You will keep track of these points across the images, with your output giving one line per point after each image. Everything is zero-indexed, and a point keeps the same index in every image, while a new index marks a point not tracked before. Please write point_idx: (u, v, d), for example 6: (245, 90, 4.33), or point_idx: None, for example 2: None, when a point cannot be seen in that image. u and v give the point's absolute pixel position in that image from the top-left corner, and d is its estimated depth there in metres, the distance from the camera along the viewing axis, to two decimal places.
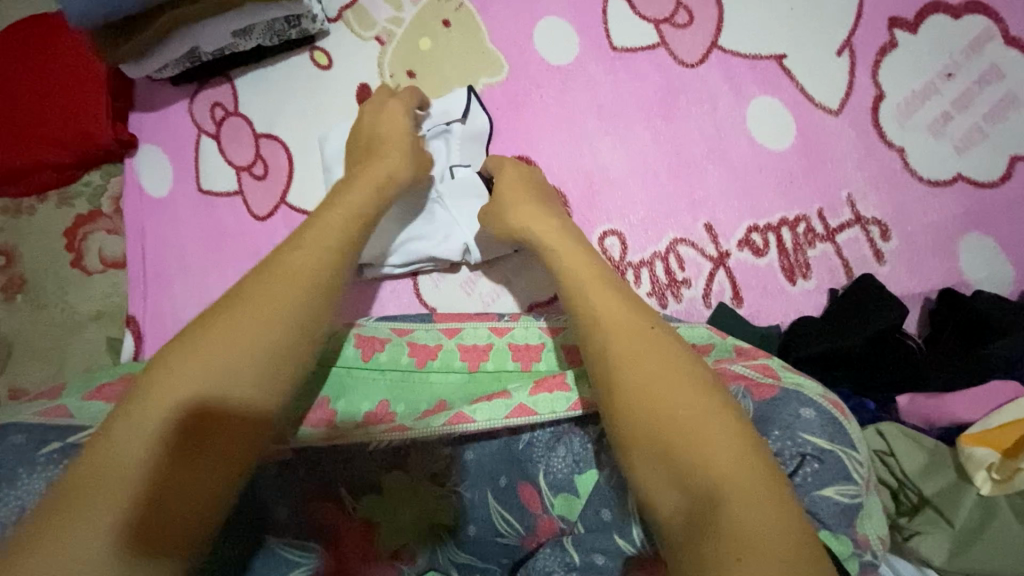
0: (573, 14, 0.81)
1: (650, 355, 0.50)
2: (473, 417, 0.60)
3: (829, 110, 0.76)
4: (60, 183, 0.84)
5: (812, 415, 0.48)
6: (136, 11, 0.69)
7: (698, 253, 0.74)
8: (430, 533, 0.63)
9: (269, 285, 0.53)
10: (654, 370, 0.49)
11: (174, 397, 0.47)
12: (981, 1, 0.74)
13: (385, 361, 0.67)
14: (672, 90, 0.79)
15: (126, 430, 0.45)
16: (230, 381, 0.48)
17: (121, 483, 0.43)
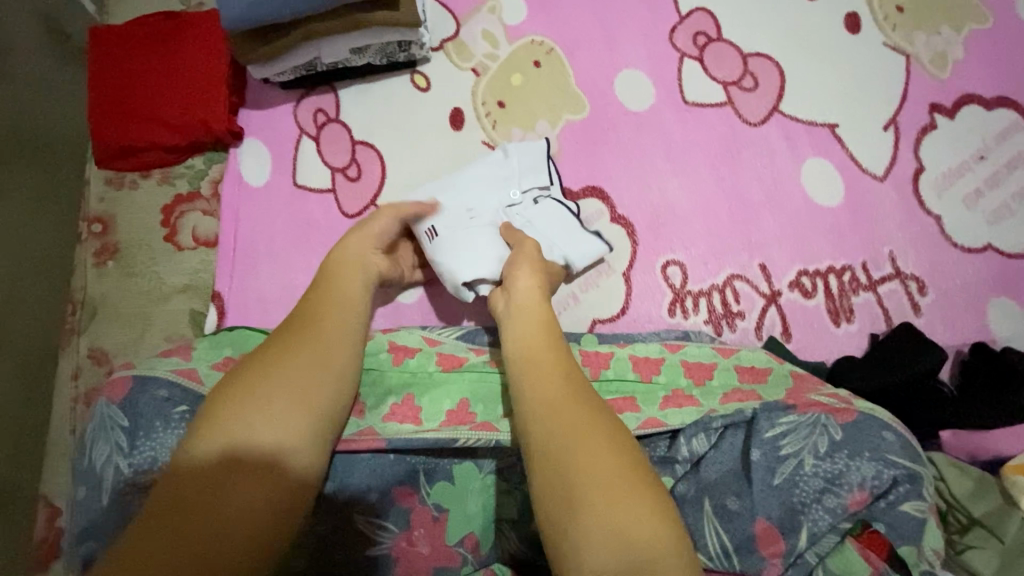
0: (650, 69, 0.92)
1: (564, 394, 0.54)
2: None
3: (876, 176, 0.85)
4: (166, 163, 0.91)
5: (893, 437, 0.53)
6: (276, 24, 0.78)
7: (752, 289, 0.81)
8: (491, 529, 0.66)
9: (298, 331, 0.62)
10: (568, 406, 0.52)
11: (221, 429, 0.54)
12: (1009, 98, 0.86)
13: (464, 368, 0.72)
14: (736, 142, 0.88)
15: (186, 460, 0.52)
16: (261, 410, 0.55)
17: (176, 510, 0.49)
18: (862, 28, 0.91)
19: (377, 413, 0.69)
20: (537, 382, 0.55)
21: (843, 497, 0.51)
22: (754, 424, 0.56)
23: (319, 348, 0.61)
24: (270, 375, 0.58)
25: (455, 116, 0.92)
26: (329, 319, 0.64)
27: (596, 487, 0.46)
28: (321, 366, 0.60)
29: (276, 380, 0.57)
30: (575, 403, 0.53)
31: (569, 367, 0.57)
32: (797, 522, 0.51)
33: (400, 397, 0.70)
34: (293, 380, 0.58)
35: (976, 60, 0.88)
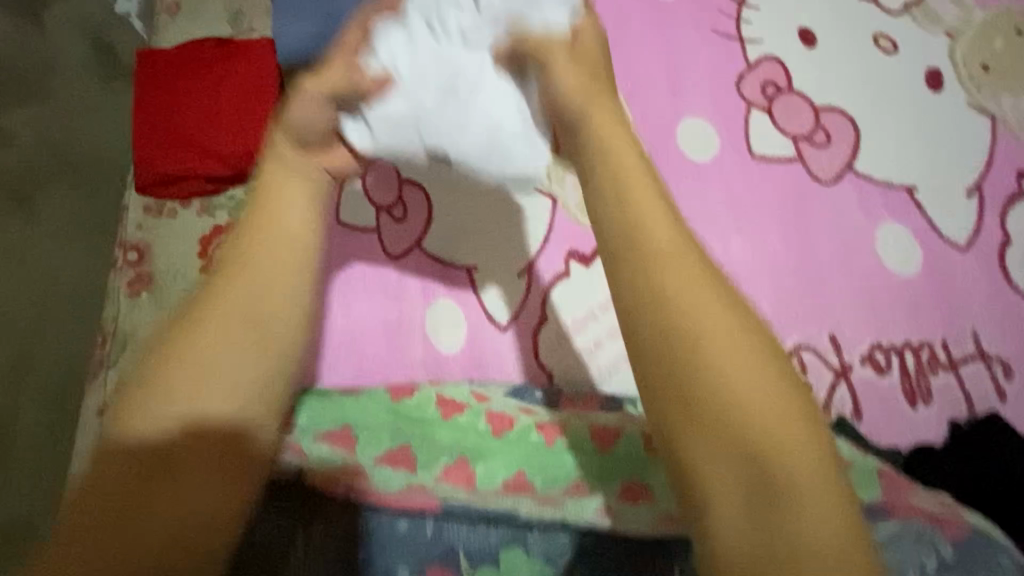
0: (716, 118, 0.87)
1: (731, 357, 0.39)
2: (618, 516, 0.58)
3: (956, 245, 0.80)
4: (208, 194, 0.87)
5: (1010, 563, 0.51)
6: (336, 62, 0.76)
7: (823, 362, 0.75)
8: None
9: (245, 273, 0.49)
10: (758, 407, 0.38)
11: (170, 398, 0.45)
12: None
13: (516, 434, 0.68)
14: (807, 200, 0.82)
15: (133, 434, 0.44)
16: (210, 380, 0.46)
17: (126, 488, 0.43)
18: (945, 86, 0.87)
19: (429, 470, 0.64)
20: (710, 367, 0.39)
21: None
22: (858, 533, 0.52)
23: (242, 310, 0.48)
24: (172, 368, 0.46)
25: None
26: (278, 241, 0.50)
27: (802, 470, 0.37)
28: (227, 330, 0.47)
29: (218, 332, 0.47)
30: (781, 429, 0.37)
31: (750, 387, 0.38)
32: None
33: (453, 459, 0.65)
34: (198, 365, 0.46)
35: None
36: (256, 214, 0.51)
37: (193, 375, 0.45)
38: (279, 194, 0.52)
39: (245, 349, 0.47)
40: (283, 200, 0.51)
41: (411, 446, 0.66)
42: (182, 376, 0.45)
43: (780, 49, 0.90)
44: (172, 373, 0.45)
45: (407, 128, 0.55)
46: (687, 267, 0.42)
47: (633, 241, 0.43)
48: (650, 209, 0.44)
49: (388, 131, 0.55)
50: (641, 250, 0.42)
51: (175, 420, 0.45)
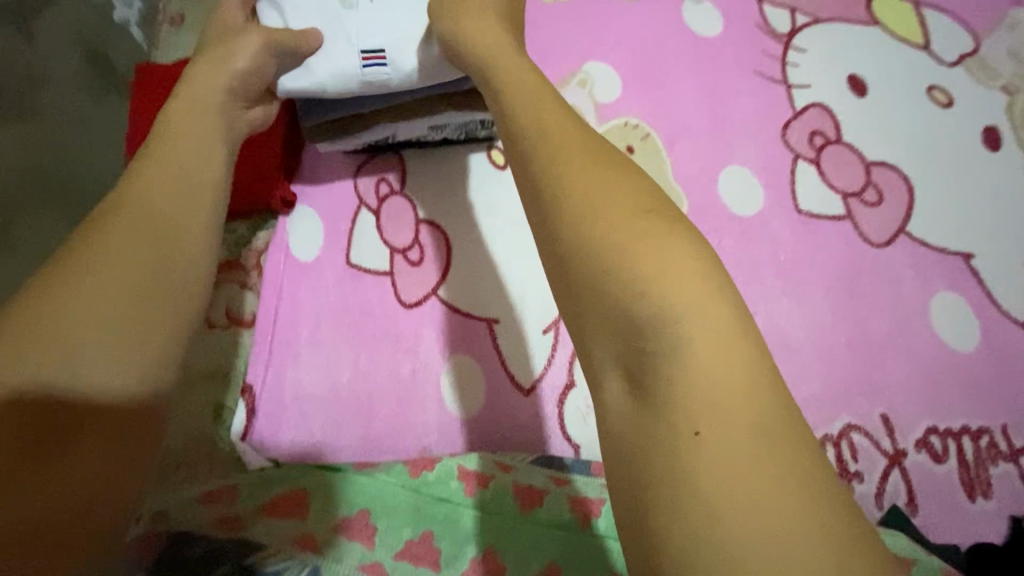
0: (761, 168, 0.81)
1: (729, 387, 0.33)
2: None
3: (1016, 320, 0.74)
4: None
5: None
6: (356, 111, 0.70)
7: (873, 446, 0.69)
8: None
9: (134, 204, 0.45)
10: (737, 481, 0.31)
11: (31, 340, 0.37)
12: None
13: (547, 520, 0.58)
14: (858, 264, 0.77)
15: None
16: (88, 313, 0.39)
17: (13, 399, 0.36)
18: (1004, 145, 0.82)
19: (452, 568, 0.55)
20: (690, 419, 0.33)
21: None
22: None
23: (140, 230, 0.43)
24: (76, 267, 0.40)
25: None
26: (172, 171, 0.48)
27: (751, 523, 0.30)
28: (134, 236, 0.43)
29: (104, 261, 0.41)
30: (731, 479, 0.31)
31: (740, 416, 0.32)
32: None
33: (479, 550, 0.56)
34: (111, 277, 0.41)
35: None
36: (154, 169, 0.47)
37: (88, 283, 0.40)
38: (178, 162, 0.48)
39: (140, 294, 0.41)
40: (188, 157, 0.49)
41: (435, 534, 0.57)
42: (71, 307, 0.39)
43: (829, 95, 0.84)
44: (78, 256, 0.41)
45: (350, 77, 0.63)
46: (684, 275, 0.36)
47: (573, 225, 0.39)
48: (642, 242, 0.37)
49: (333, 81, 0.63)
50: (601, 234, 0.38)
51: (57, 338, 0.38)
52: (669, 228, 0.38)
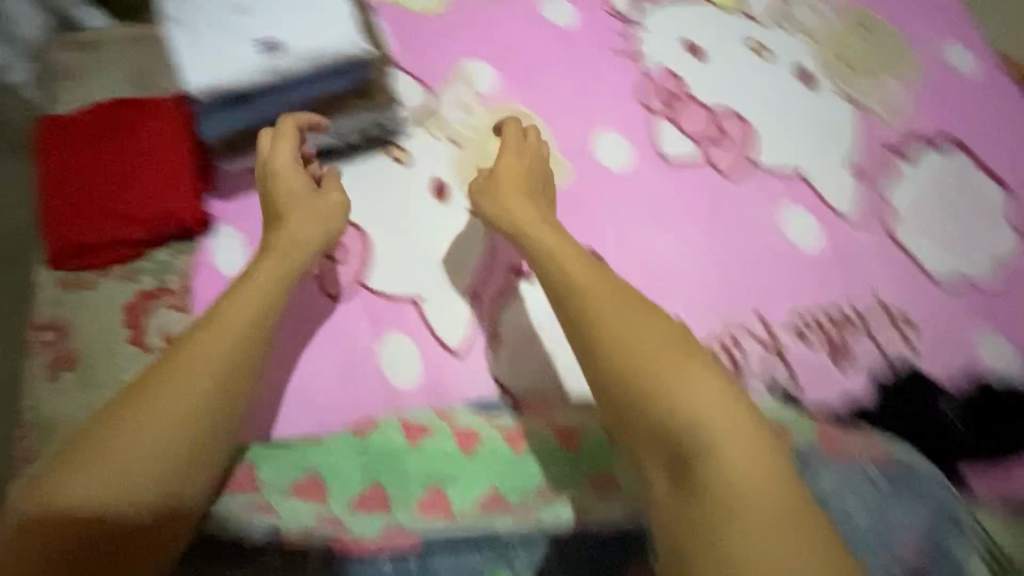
0: (628, 133, 0.95)
1: (727, 414, 0.55)
2: (587, 510, 0.67)
3: (852, 219, 0.88)
4: (130, 258, 0.83)
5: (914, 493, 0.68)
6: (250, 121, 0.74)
7: (755, 344, 0.82)
8: None
9: (209, 338, 0.62)
10: (740, 463, 0.52)
11: (134, 429, 0.56)
12: (958, 139, 0.94)
13: (485, 453, 0.72)
14: (719, 197, 0.90)
15: (110, 455, 0.54)
16: (170, 420, 0.57)
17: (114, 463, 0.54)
18: (816, 82, 0.98)
19: (408, 504, 0.68)
20: (709, 451, 0.53)
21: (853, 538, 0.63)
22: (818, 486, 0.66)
23: (199, 374, 0.60)
24: (133, 415, 0.56)
25: (440, 188, 0.89)
26: (229, 323, 0.63)
27: (758, 548, 0.48)
28: (203, 373, 0.60)
29: (178, 388, 0.58)
30: (739, 472, 0.52)
31: (674, 408, 0.55)
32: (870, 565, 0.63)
33: (428, 487, 0.69)
34: (151, 432, 0.56)
35: (920, 110, 0.96)
36: (205, 344, 0.61)
37: (138, 439, 0.55)
38: (234, 330, 0.63)
39: (198, 425, 0.58)
40: (239, 331, 0.63)
41: (385, 484, 0.69)
42: (130, 444, 0.55)
43: (673, 62, 1.00)
44: (141, 403, 0.57)
45: (252, 69, 0.69)
46: (640, 327, 0.61)
47: (588, 323, 0.62)
48: (638, 341, 0.60)
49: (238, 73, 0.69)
50: (593, 313, 0.62)
51: (125, 462, 0.54)
52: (647, 327, 0.61)
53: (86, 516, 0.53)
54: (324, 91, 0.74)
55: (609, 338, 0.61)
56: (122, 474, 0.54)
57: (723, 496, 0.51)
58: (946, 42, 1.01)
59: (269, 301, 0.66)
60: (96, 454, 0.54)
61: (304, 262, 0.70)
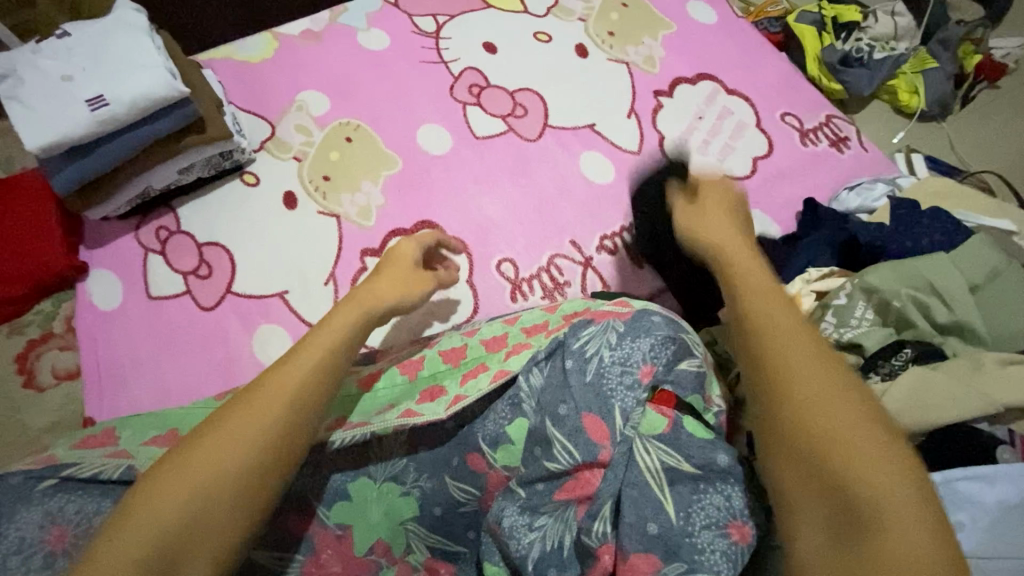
0: (443, 120, 1.11)
1: (865, 423, 0.47)
2: (421, 412, 0.69)
3: (632, 150, 1.07)
4: (12, 315, 0.93)
5: (659, 319, 0.64)
6: (105, 171, 0.89)
7: (571, 262, 0.99)
8: (401, 531, 0.70)
9: (260, 401, 0.56)
10: (887, 466, 0.44)
11: (190, 493, 0.50)
12: (709, 73, 1.14)
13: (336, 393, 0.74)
14: (526, 157, 1.07)
15: (110, 559, 0.46)
16: (191, 501, 0.50)
17: (157, 543, 0.48)
18: (589, 53, 1.17)
19: None
20: (862, 482, 0.44)
21: (636, 373, 0.60)
22: (565, 343, 0.66)
23: (240, 438, 0.54)
24: (210, 463, 0.52)
25: (288, 198, 1.03)
26: (291, 382, 0.58)
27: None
28: (241, 437, 0.54)
29: (244, 444, 0.54)
30: (881, 465, 0.44)
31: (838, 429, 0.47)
32: (610, 407, 0.60)
33: None
34: (235, 468, 0.53)
35: (676, 55, 1.16)
36: (275, 387, 0.58)
37: (204, 472, 0.52)
38: (303, 370, 0.59)
39: (215, 505, 0.51)
40: (327, 379, 0.60)
41: None
42: (179, 504, 0.50)
43: (475, 61, 1.17)
44: (205, 440, 0.54)
45: (83, 123, 0.82)
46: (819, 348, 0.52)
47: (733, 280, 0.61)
48: (751, 299, 0.58)
49: (71, 130, 0.82)
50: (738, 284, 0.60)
51: (174, 514, 0.49)
52: (802, 336, 0.53)
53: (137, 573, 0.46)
54: (163, 137, 0.90)
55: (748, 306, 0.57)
56: (195, 519, 0.50)
57: (859, 479, 0.44)
58: (690, 0, 1.22)
59: (338, 344, 0.64)
60: (159, 503, 0.50)
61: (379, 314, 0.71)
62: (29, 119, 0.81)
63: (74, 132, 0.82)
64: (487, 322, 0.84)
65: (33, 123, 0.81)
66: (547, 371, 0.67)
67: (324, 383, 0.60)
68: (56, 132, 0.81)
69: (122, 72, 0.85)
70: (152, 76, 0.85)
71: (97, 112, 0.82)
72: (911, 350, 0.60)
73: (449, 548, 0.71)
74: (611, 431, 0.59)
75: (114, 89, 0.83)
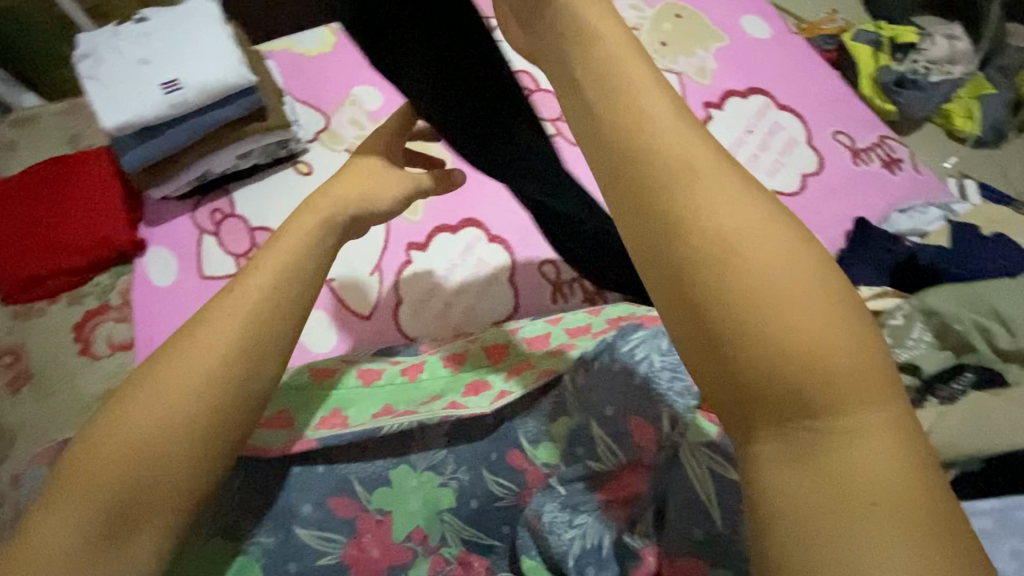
0: None
1: (796, 296, 0.37)
2: (466, 406, 0.71)
3: None
4: (73, 285, 0.96)
5: None
6: (171, 153, 0.92)
7: None
8: (437, 521, 0.71)
9: (192, 346, 0.51)
10: (841, 362, 0.35)
11: (125, 446, 0.48)
12: (760, 87, 1.13)
13: (383, 380, 0.75)
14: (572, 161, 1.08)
15: (59, 513, 0.46)
16: (126, 453, 0.47)
17: (103, 499, 0.46)
18: None
19: (306, 424, 0.70)
20: (820, 378, 0.35)
21: (686, 379, 0.61)
22: (613, 345, 0.67)
23: (168, 387, 0.50)
24: (138, 425, 0.48)
25: None
26: (224, 323, 0.53)
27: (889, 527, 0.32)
28: (168, 385, 0.50)
29: (171, 390, 0.50)
30: (834, 360, 0.35)
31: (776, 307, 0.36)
32: (658, 410, 0.60)
33: (327, 411, 0.72)
34: (167, 428, 0.49)
35: (728, 68, 1.16)
36: (209, 345, 0.52)
37: (138, 435, 0.48)
38: (246, 318, 0.54)
39: (149, 454, 0.48)
40: (267, 330, 0.54)
41: (288, 409, 0.71)
42: (113, 457, 0.47)
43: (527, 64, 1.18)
44: (138, 401, 0.49)
45: (159, 106, 0.86)
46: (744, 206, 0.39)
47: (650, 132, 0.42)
48: (680, 146, 0.41)
49: (148, 113, 0.86)
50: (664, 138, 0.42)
51: (118, 469, 0.47)
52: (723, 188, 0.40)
53: (88, 528, 0.46)
54: (228, 122, 0.93)
55: (637, 168, 0.42)
56: (132, 483, 0.47)
57: (808, 380, 0.35)
58: (744, 14, 1.22)
59: (283, 287, 0.57)
60: (109, 465, 0.47)
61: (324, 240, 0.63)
62: (110, 102, 0.86)
63: (150, 115, 0.86)
64: (528, 322, 0.84)
65: (112, 105, 0.85)
66: (592, 369, 0.67)
67: (266, 321, 0.54)
68: (133, 114, 0.85)
69: (195, 60, 0.88)
70: (224, 64, 0.88)
71: (173, 97, 0.86)
72: (972, 374, 0.59)
73: (482, 542, 0.71)
74: (655, 432, 0.60)
75: (188, 76, 0.87)
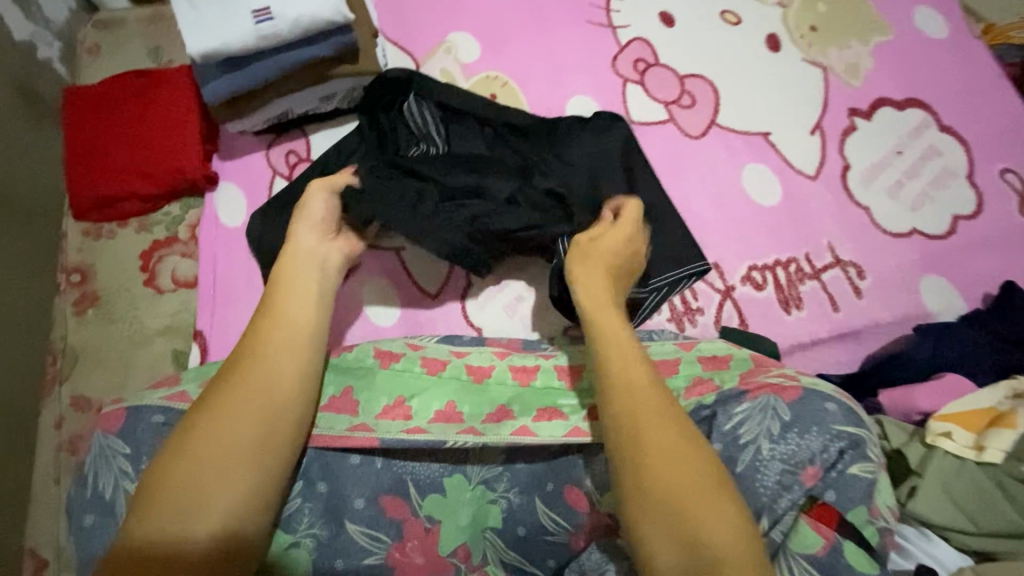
0: (598, 93, 0.97)
1: (634, 442, 0.55)
2: (537, 433, 0.66)
3: (808, 175, 0.92)
4: (144, 212, 0.93)
5: (835, 408, 0.58)
6: (252, 88, 0.84)
7: (709, 286, 0.86)
8: (481, 537, 0.68)
9: (256, 379, 0.59)
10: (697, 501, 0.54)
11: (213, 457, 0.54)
12: (918, 99, 0.96)
13: (447, 372, 0.71)
14: (680, 154, 0.93)
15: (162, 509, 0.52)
16: (219, 459, 0.54)
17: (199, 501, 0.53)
18: (782, 48, 0.99)
19: (370, 412, 0.67)
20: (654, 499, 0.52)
21: (800, 474, 0.56)
22: (714, 419, 0.61)
23: (250, 387, 0.58)
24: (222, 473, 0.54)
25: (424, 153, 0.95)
26: (283, 351, 0.61)
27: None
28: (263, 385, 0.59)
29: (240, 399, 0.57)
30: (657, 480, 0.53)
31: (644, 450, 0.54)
32: (760, 506, 0.56)
33: (392, 399, 0.69)
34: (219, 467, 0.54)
35: (885, 69, 0.98)
36: (249, 369, 0.59)
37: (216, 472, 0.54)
38: (280, 344, 0.62)
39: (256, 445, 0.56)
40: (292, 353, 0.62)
41: (353, 389, 0.69)
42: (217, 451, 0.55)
43: (646, 30, 0.99)
44: (201, 430, 0.56)
45: (246, 39, 0.78)
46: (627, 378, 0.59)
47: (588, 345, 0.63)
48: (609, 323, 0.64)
49: (234, 50, 0.79)
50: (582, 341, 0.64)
51: (183, 516, 0.52)
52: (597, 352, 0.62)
53: (188, 523, 0.52)
54: (315, 64, 0.84)
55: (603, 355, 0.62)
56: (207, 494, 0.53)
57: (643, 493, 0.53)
58: (917, 6, 1.02)
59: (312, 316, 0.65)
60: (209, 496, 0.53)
61: (331, 262, 0.72)
62: (191, 30, 0.78)
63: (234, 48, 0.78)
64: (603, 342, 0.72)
65: (194, 36, 0.78)
66: None
67: (304, 351, 0.63)
68: (219, 48, 0.78)
69: None
70: None
71: (258, 30, 0.78)
72: None
73: (523, 569, 0.68)
74: None
75: (272, 4, 0.78)
